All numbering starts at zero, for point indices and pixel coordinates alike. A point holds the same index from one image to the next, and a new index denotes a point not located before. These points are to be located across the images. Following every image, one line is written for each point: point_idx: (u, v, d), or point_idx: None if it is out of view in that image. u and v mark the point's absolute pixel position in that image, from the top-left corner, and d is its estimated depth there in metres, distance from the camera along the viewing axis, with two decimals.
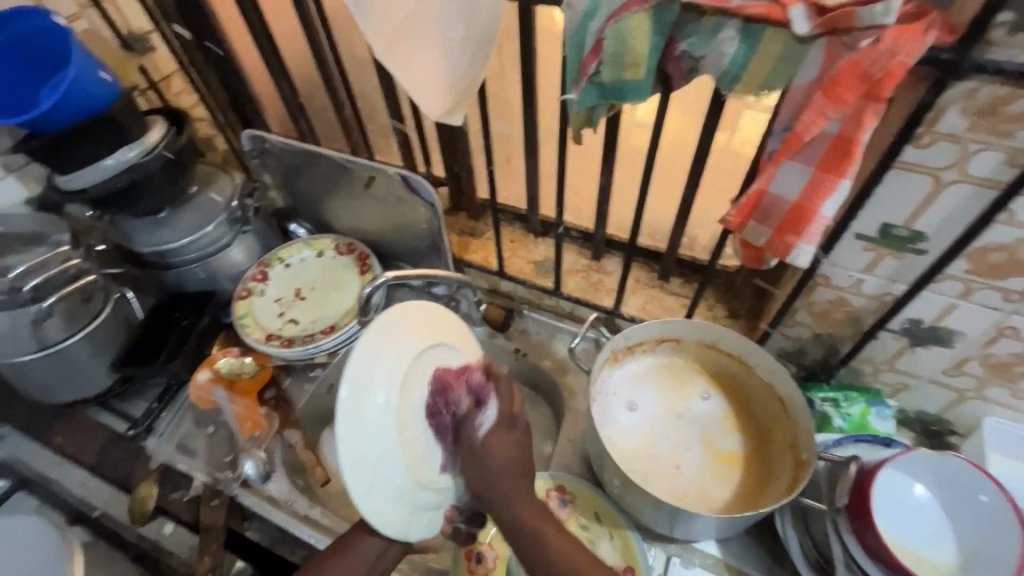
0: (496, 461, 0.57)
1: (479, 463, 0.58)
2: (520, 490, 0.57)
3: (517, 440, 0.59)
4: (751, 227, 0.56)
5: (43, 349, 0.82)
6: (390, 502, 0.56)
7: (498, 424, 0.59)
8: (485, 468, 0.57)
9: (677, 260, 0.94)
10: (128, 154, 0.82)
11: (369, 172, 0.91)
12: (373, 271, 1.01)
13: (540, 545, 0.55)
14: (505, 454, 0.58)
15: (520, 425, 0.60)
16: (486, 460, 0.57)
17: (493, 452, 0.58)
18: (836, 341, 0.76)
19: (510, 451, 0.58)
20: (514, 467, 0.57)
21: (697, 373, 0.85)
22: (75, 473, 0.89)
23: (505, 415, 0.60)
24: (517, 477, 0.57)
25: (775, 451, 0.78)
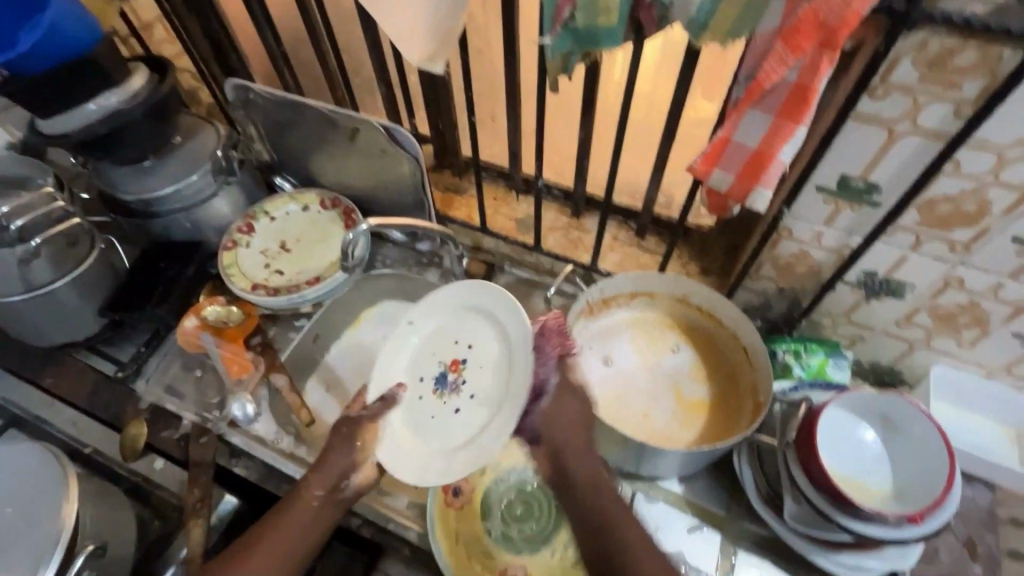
0: (571, 424, 0.67)
1: (540, 433, 0.67)
2: (579, 451, 0.66)
3: (574, 402, 0.68)
4: (715, 174, 0.59)
5: (31, 291, 0.83)
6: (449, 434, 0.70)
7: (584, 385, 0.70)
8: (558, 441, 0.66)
9: (652, 217, 0.97)
10: (110, 100, 0.84)
11: (353, 124, 0.92)
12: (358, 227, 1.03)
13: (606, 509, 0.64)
14: (578, 414, 0.67)
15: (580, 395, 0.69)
16: (551, 436, 0.66)
17: (577, 417, 0.67)
18: (798, 293, 0.80)
19: (575, 412, 0.67)
20: (577, 428, 0.67)
21: (668, 327, 0.90)
22: (66, 413, 0.90)
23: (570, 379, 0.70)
24: (578, 439, 0.66)
25: (737, 396, 0.83)
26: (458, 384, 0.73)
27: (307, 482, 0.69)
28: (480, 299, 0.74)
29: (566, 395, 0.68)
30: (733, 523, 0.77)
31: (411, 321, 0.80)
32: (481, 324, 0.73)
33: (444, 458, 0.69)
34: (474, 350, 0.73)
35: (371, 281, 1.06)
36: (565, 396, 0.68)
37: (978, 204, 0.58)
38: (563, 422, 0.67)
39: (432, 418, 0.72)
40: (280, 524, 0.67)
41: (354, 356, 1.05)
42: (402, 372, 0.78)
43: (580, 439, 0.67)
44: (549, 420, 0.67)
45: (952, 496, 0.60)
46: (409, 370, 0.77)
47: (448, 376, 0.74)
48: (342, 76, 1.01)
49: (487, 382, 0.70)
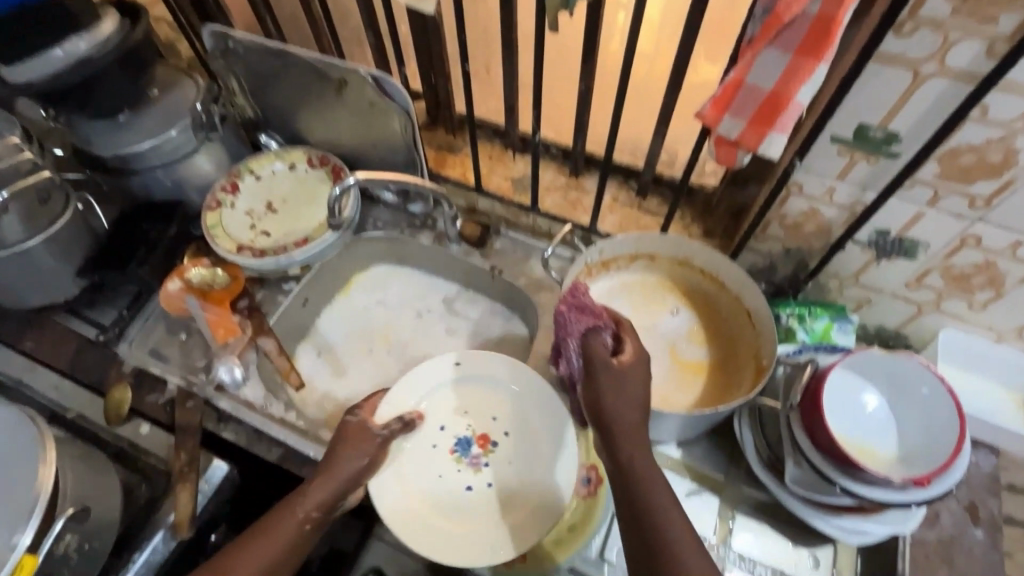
0: (624, 403, 0.59)
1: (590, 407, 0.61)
2: (635, 433, 0.58)
3: (633, 375, 0.60)
4: (726, 121, 0.55)
5: (3, 249, 0.79)
6: (446, 512, 0.74)
7: (631, 360, 0.61)
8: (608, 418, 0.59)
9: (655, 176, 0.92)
10: (79, 45, 0.79)
11: (341, 74, 0.87)
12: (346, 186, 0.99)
13: (649, 495, 0.56)
14: (632, 392, 0.59)
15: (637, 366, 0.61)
16: (602, 410, 0.59)
17: (628, 394, 0.59)
18: (805, 255, 0.77)
19: (628, 390, 0.60)
20: (632, 408, 0.59)
21: (669, 290, 0.87)
22: (46, 377, 0.86)
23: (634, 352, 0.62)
24: (630, 414, 0.59)
25: (738, 359, 0.81)
26: (478, 462, 0.78)
27: (302, 494, 0.66)
28: (533, 406, 0.78)
29: (612, 371, 0.60)
30: (732, 488, 0.76)
31: (459, 362, 0.81)
32: (524, 426, 0.78)
33: (435, 530, 0.73)
34: (508, 444, 0.78)
35: (363, 244, 1.03)
36: (613, 373, 0.60)
37: (1004, 154, 0.54)
38: (615, 402, 0.59)
39: (437, 475, 0.76)
40: (268, 537, 0.63)
41: (346, 320, 1.03)
42: (430, 410, 0.80)
43: (639, 421, 0.59)
44: (599, 401, 0.60)
45: (961, 459, 0.59)
46: (434, 409, 0.80)
47: (471, 447, 0.78)
48: (327, 25, 0.95)
49: (508, 485, 0.75)
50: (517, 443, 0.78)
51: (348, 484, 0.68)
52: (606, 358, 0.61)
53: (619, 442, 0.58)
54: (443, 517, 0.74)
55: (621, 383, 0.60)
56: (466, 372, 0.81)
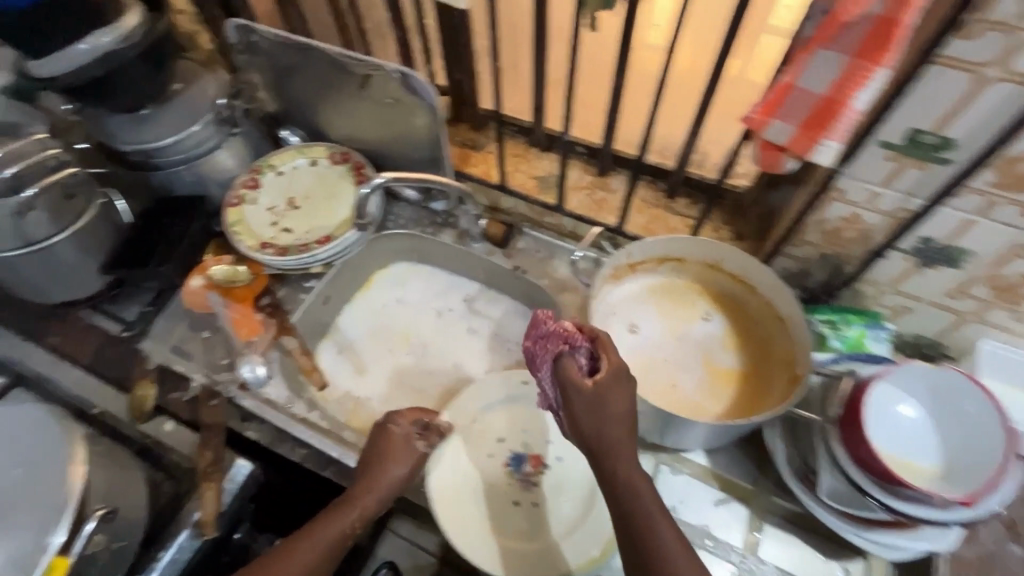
0: (603, 425, 0.57)
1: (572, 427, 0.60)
2: (621, 449, 0.58)
3: (615, 392, 0.58)
4: (773, 126, 0.53)
5: (29, 245, 0.78)
6: (493, 523, 0.75)
7: (608, 380, 0.58)
8: (587, 439, 0.58)
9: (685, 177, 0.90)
10: (103, 39, 0.78)
11: (365, 70, 0.85)
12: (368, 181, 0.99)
13: (636, 504, 0.57)
14: (611, 413, 0.57)
15: (622, 382, 0.59)
16: (580, 431, 0.59)
17: (607, 417, 0.57)
18: (842, 261, 0.74)
19: (605, 410, 0.57)
20: (614, 427, 0.58)
21: (699, 295, 0.86)
22: (69, 372, 0.86)
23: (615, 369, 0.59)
24: (611, 432, 0.57)
25: (771, 367, 0.79)
26: (528, 480, 0.79)
27: (350, 501, 0.67)
28: None
29: (586, 395, 0.57)
30: (761, 498, 0.75)
31: (525, 381, 0.83)
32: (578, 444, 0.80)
33: (479, 539, 0.74)
34: (560, 468, 0.79)
35: (385, 241, 1.02)
36: (588, 398, 0.57)
37: None
38: (594, 425, 0.58)
39: (487, 486, 0.78)
40: (313, 536, 0.64)
41: (366, 318, 1.02)
42: (490, 421, 0.82)
43: (623, 438, 0.58)
44: (577, 423, 0.59)
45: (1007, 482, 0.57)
46: (492, 420, 0.82)
47: (523, 463, 0.80)
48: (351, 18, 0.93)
49: (555, 507, 0.76)
50: (570, 465, 0.79)
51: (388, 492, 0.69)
52: (581, 384, 0.58)
53: (601, 456, 0.58)
54: (489, 529, 0.75)
55: (600, 407, 0.57)
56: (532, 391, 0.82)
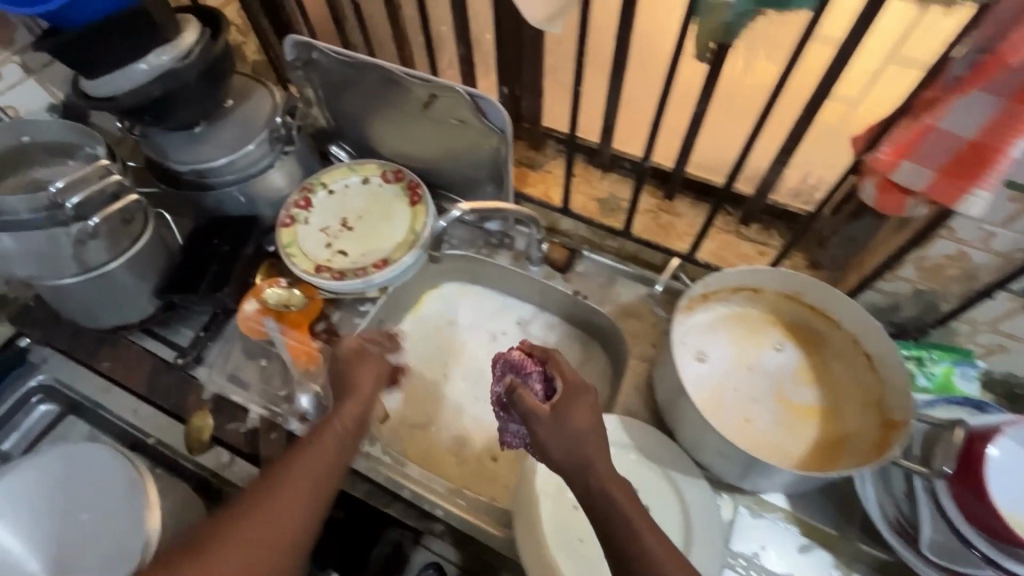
0: (567, 442, 0.59)
1: (546, 454, 0.61)
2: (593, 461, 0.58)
3: (584, 407, 0.62)
4: (906, 168, 0.50)
5: (84, 272, 0.76)
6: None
7: (563, 400, 0.62)
8: (557, 462, 0.60)
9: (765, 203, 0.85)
10: (162, 58, 0.76)
11: (429, 91, 0.82)
12: (424, 202, 0.94)
13: (622, 521, 0.56)
14: (574, 427, 0.60)
15: (583, 396, 0.63)
16: (549, 453, 0.60)
17: (570, 433, 0.60)
18: (938, 298, 0.71)
19: (568, 427, 0.60)
20: (578, 441, 0.60)
21: (774, 327, 0.81)
22: (123, 399, 0.84)
23: (572, 386, 0.64)
24: (581, 446, 0.59)
25: (854, 406, 0.75)
26: None
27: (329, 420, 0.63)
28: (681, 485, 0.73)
29: (542, 418, 0.61)
30: (847, 545, 0.71)
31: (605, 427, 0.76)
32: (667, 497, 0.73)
33: None
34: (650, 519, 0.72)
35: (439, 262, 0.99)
36: (544, 419, 0.61)
37: None
38: (557, 442, 0.60)
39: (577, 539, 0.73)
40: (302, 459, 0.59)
41: (417, 342, 0.99)
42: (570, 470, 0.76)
43: (589, 450, 0.59)
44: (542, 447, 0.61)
45: None
46: None
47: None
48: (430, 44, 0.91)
49: None
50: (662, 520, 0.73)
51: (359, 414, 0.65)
52: (538, 409, 0.62)
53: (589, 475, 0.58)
54: None
55: (559, 424, 0.60)
56: (612, 438, 0.75)
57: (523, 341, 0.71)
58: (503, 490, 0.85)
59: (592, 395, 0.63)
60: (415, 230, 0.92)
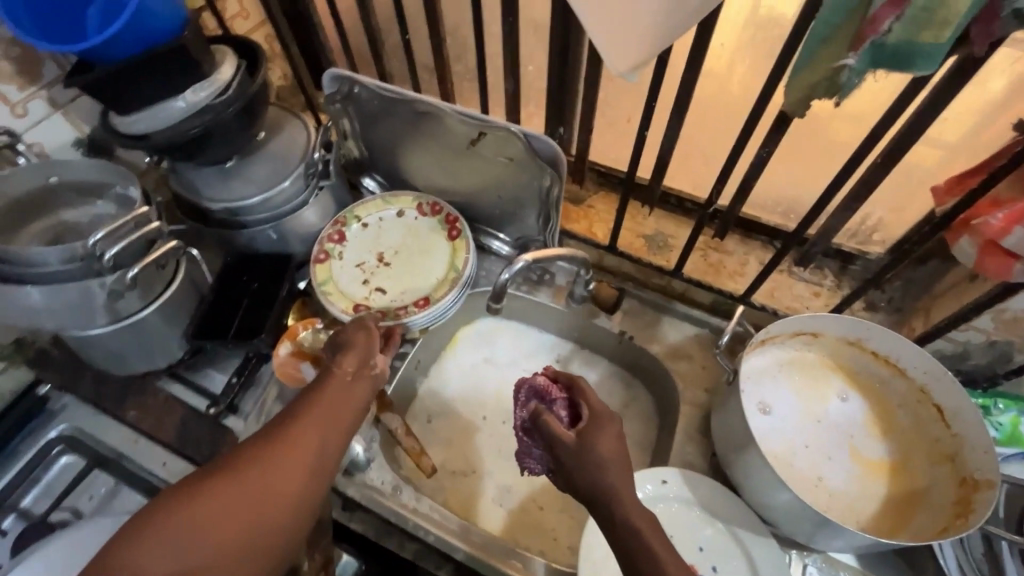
0: (590, 470, 0.56)
1: (570, 478, 0.58)
2: (611, 490, 0.54)
3: (603, 434, 0.58)
4: (1018, 232, 0.49)
5: (115, 322, 0.73)
6: None
7: (587, 426, 0.59)
8: (580, 485, 0.56)
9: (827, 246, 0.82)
10: (200, 94, 0.72)
11: (478, 128, 0.79)
12: (463, 237, 0.90)
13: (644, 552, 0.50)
14: (597, 453, 0.56)
15: (607, 421, 0.59)
16: (571, 476, 0.57)
17: (590, 459, 0.56)
18: (1012, 349, 0.69)
19: (591, 453, 0.56)
20: (600, 468, 0.55)
21: (835, 373, 0.78)
22: (152, 451, 0.79)
23: (593, 411, 0.61)
24: (601, 477, 0.55)
25: (922, 460, 0.72)
26: None
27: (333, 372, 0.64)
28: (746, 544, 0.70)
29: (567, 443, 0.58)
30: None
31: (666, 480, 0.73)
32: (731, 557, 0.70)
33: None
34: None
35: (477, 299, 0.96)
36: (569, 445, 0.58)
37: None
38: (580, 469, 0.56)
39: None
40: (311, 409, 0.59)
41: (455, 383, 0.94)
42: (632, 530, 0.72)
43: (613, 480, 0.55)
44: (569, 476, 0.58)
45: None
46: None
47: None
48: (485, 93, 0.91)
49: None
50: None
51: (360, 365, 0.65)
52: (563, 434, 0.59)
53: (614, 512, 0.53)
54: None
55: (580, 451, 0.57)
56: (673, 493, 0.73)
57: (548, 367, 0.69)
58: (553, 543, 0.81)
59: (618, 424, 0.59)
60: (456, 267, 0.88)
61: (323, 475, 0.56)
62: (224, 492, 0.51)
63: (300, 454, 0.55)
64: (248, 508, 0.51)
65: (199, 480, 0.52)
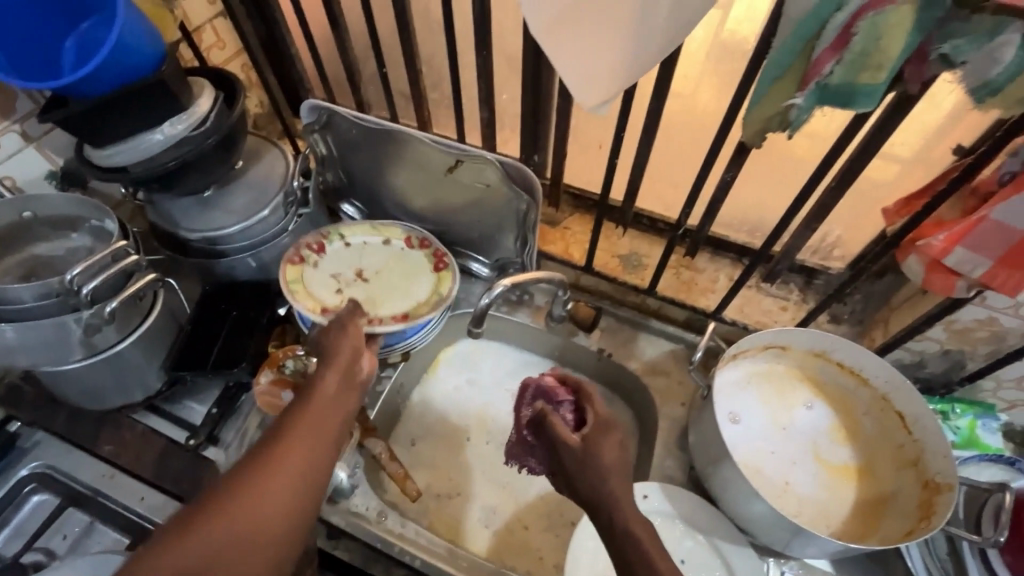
0: (595, 478, 0.53)
1: (573, 484, 0.55)
2: (611, 503, 0.52)
3: (605, 442, 0.55)
4: (957, 252, 0.53)
5: (91, 356, 0.72)
6: None
7: (591, 430, 0.57)
8: (579, 487, 0.55)
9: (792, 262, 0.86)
10: (177, 127, 0.72)
11: (455, 156, 0.81)
12: (451, 269, 0.89)
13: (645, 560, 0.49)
14: (602, 461, 0.54)
15: (610, 425, 0.57)
16: (574, 480, 0.55)
17: (595, 466, 0.54)
18: (965, 357, 0.73)
19: (598, 459, 0.54)
20: (603, 475, 0.53)
21: (802, 383, 0.81)
22: (129, 487, 0.78)
23: (600, 418, 0.58)
24: (604, 483, 0.53)
25: (888, 465, 0.76)
26: None
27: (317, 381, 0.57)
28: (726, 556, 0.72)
29: (570, 448, 0.56)
30: None
31: (648, 496, 0.75)
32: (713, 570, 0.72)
33: None
34: None
35: (458, 321, 0.97)
36: (573, 450, 0.56)
37: None
38: (583, 475, 0.54)
39: None
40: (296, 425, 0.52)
41: (437, 405, 0.95)
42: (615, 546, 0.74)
43: (613, 487, 0.53)
44: (572, 484, 0.55)
45: None
46: None
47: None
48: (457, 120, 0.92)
49: None
50: None
51: (347, 372, 0.60)
52: (568, 438, 0.57)
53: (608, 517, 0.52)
54: None
55: (584, 457, 0.55)
56: (655, 508, 0.74)
57: (557, 369, 0.68)
58: (538, 563, 0.82)
59: (620, 430, 0.57)
60: (440, 292, 0.86)
61: (315, 500, 0.50)
62: (204, 538, 0.44)
63: (289, 479, 0.48)
64: (232, 554, 0.44)
65: (175, 524, 0.44)
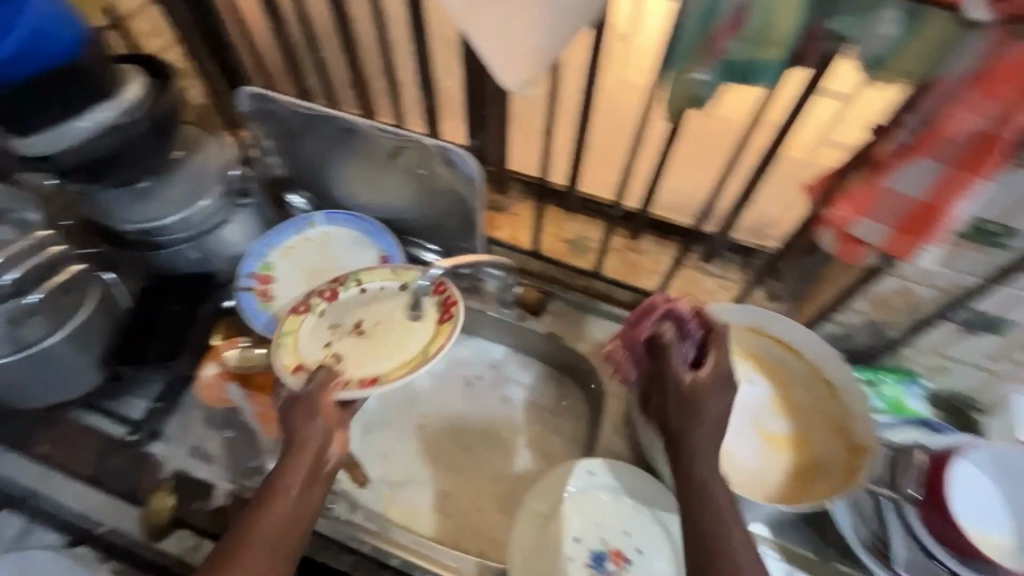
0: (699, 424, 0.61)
1: (677, 418, 0.63)
2: (698, 445, 0.61)
3: (719, 393, 0.62)
4: (860, 221, 0.56)
5: (21, 350, 0.71)
6: None
7: (711, 378, 0.63)
8: (687, 413, 0.62)
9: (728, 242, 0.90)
10: (104, 113, 0.69)
11: (396, 142, 0.82)
12: (455, 323, 0.75)
13: (715, 521, 0.58)
14: (709, 411, 0.61)
15: (729, 381, 0.63)
16: (675, 417, 0.63)
17: (702, 414, 0.61)
18: (886, 326, 0.77)
19: (716, 405, 0.62)
20: (714, 425, 0.61)
21: (743, 357, 0.82)
22: (68, 485, 0.77)
23: (722, 371, 0.63)
24: (706, 433, 0.61)
25: (821, 432, 0.78)
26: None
27: (278, 482, 0.62)
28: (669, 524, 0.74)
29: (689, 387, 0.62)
30: (825, 567, 0.75)
31: (592, 472, 0.77)
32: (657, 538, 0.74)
33: None
34: (642, 562, 0.73)
35: None
36: (688, 391, 0.62)
37: None
38: (691, 420, 0.62)
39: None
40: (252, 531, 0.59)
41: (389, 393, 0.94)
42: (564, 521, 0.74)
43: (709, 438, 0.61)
44: (673, 418, 0.63)
45: None
46: (569, 517, 0.75)
47: (603, 562, 0.73)
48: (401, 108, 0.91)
49: None
50: (648, 560, 0.73)
51: (309, 473, 0.63)
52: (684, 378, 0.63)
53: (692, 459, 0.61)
54: None
55: (691, 398, 0.62)
56: (600, 483, 0.76)
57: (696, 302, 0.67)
58: (490, 543, 0.83)
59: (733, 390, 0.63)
60: (428, 353, 0.74)
61: None
62: None
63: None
64: None
65: None
